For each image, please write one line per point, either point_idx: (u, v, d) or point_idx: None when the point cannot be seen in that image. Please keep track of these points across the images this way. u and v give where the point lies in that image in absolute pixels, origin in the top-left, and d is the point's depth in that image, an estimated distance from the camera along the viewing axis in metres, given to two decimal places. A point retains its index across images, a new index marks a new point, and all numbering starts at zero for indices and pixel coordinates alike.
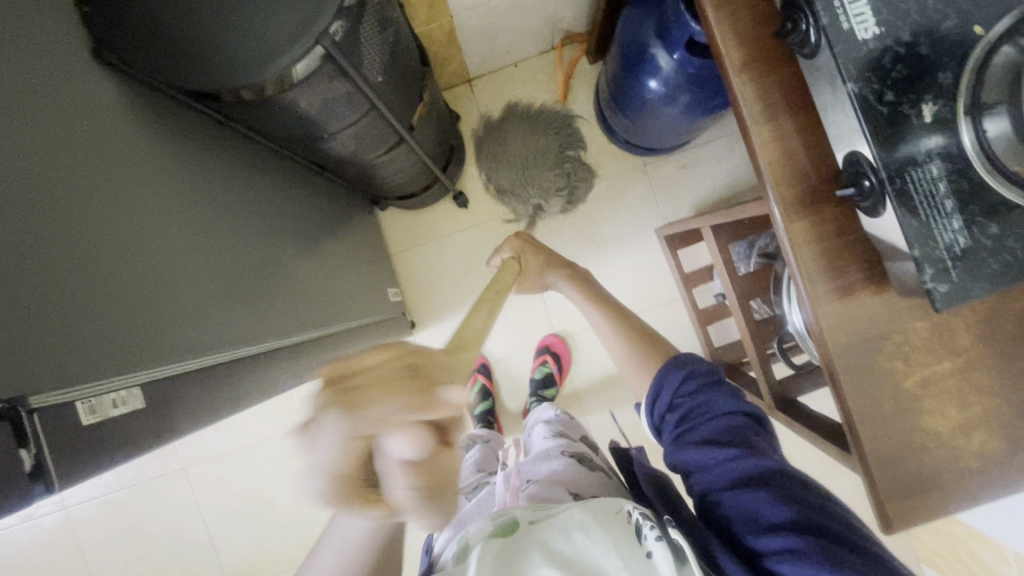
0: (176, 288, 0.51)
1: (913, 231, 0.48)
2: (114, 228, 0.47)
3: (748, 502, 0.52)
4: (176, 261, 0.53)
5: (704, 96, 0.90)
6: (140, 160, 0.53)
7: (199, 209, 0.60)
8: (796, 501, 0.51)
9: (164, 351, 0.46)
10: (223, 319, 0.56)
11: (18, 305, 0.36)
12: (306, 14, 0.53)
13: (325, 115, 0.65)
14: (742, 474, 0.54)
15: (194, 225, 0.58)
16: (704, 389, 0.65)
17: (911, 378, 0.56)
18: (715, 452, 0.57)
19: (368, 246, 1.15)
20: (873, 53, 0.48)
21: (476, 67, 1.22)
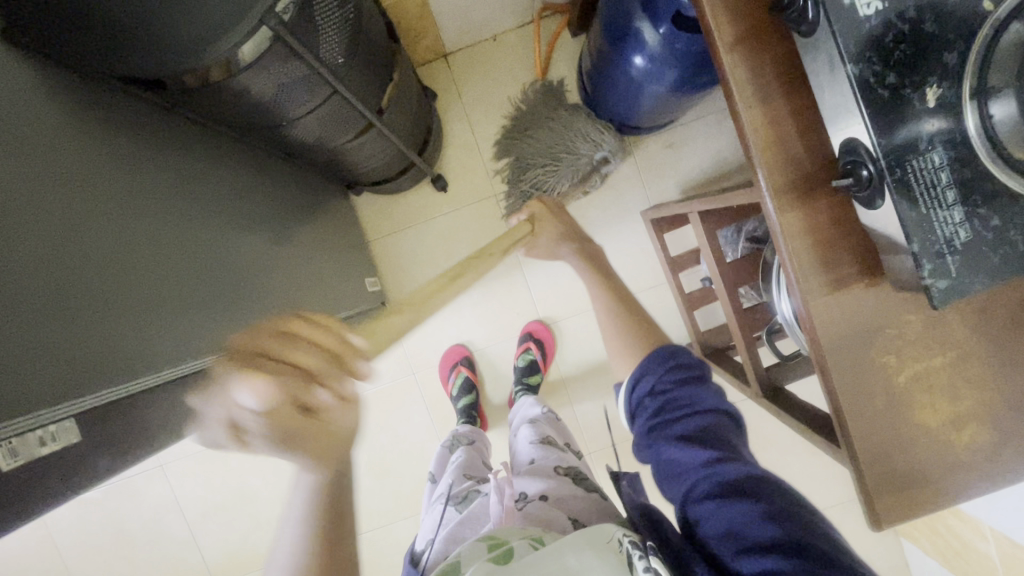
0: (114, 298, 0.48)
1: (912, 224, 0.46)
2: (34, 236, 0.43)
3: (732, 512, 0.51)
4: (118, 267, 0.49)
5: (691, 72, 0.86)
6: (70, 157, 0.49)
7: (143, 210, 0.55)
8: (783, 517, 0.49)
9: (86, 375, 0.43)
10: (163, 334, 0.52)
11: None
12: None
13: (282, 100, 0.60)
14: (725, 481, 0.53)
15: (137, 227, 0.53)
16: (687, 383, 0.64)
17: (903, 372, 0.54)
18: (695, 451, 0.57)
19: (342, 234, 1.10)
20: (875, 30, 0.44)
21: (452, 41, 1.15)
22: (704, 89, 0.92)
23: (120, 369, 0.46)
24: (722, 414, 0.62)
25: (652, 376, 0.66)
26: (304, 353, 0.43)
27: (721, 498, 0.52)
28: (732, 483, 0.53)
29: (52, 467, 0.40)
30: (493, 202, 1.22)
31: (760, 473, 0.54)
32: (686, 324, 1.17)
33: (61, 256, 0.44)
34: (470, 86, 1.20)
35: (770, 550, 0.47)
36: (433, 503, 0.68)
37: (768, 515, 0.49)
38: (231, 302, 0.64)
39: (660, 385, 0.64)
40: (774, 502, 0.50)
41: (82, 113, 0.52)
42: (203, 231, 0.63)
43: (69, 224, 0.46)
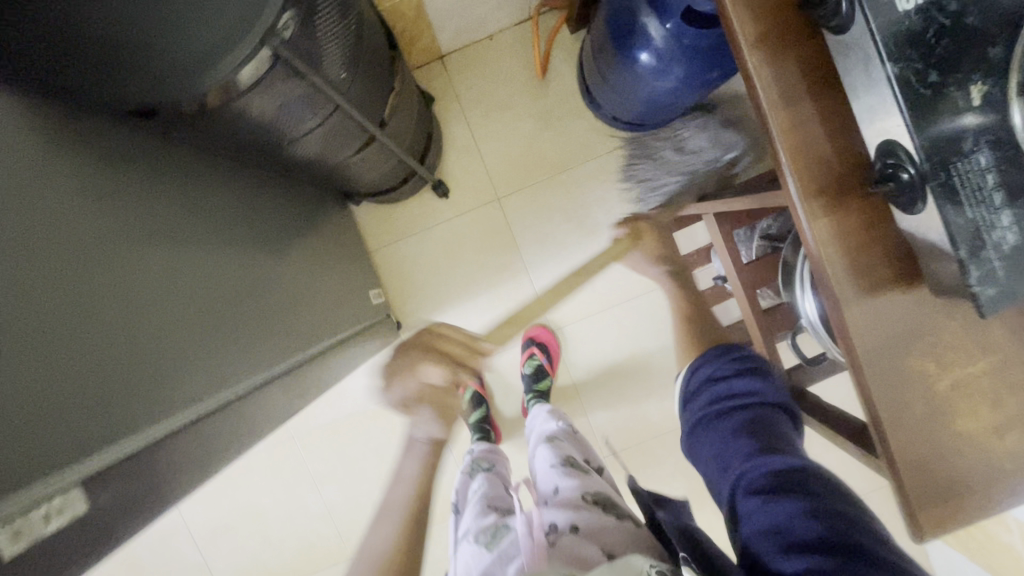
0: (101, 351, 0.44)
1: (958, 229, 0.43)
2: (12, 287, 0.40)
3: (778, 509, 0.49)
4: (108, 312, 0.46)
5: (699, 69, 0.83)
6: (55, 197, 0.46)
7: (134, 247, 0.52)
8: (828, 515, 0.46)
9: (75, 441, 0.40)
10: (156, 384, 0.48)
11: None
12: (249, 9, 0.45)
13: (284, 121, 0.57)
14: (771, 469, 0.52)
15: (130, 267, 0.51)
16: (746, 375, 0.66)
17: (944, 379, 0.52)
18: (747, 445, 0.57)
19: (343, 247, 1.07)
20: (914, 26, 0.42)
21: (447, 42, 1.12)
22: (712, 84, 0.90)
23: (115, 429, 0.43)
24: (777, 407, 0.63)
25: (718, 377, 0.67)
26: (450, 343, 0.69)
27: (768, 494, 0.50)
28: (781, 477, 0.51)
29: (55, 531, 0.37)
30: (496, 207, 1.19)
31: (802, 464, 0.53)
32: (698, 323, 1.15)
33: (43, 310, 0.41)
34: (468, 88, 1.17)
35: (813, 544, 0.44)
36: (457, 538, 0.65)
37: (814, 512, 0.47)
38: (231, 338, 0.61)
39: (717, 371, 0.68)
40: (820, 499, 0.48)
41: (69, 149, 0.49)
42: (200, 263, 0.61)
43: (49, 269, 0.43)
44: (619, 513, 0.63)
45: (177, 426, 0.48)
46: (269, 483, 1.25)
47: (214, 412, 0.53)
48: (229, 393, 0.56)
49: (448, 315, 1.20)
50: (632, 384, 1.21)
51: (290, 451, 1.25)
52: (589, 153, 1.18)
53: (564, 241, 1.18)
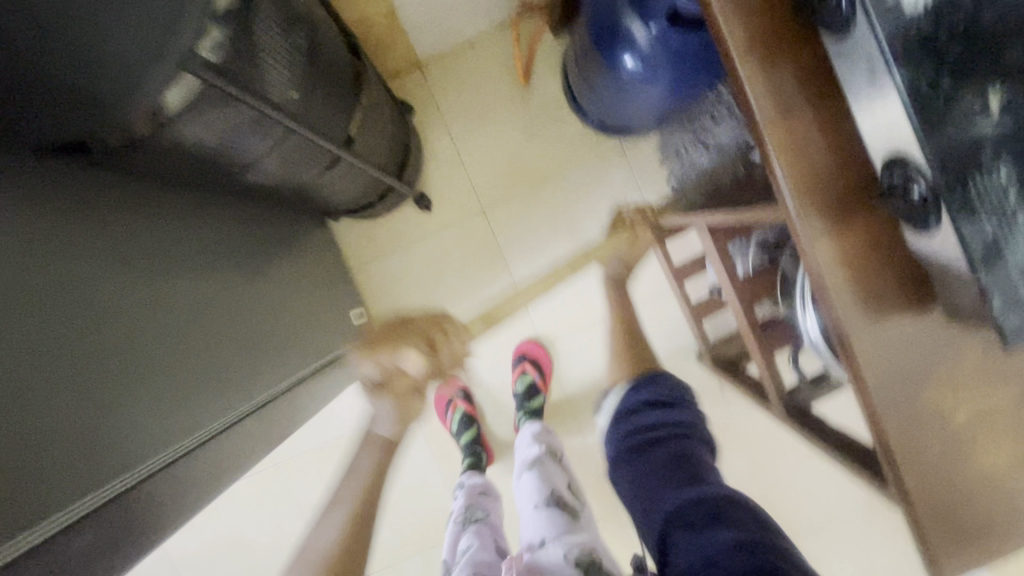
0: (23, 413, 0.40)
1: (979, 251, 0.39)
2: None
3: (705, 547, 0.51)
4: (34, 366, 0.41)
5: (686, 74, 0.79)
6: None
7: (69, 289, 0.47)
8: (753, 547, 0.49)
9: None
10: (85, 448, 0.44)
11: None
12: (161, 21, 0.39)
13: (230, 147, 0.52)
14: (697, 503, 0.57)
15: (65, 310, 0.46)
16: (673, 412, 0.73)
17: (962, 411, 0.48)
18: (672, 478, 0.63)
19: (321, 266, 1.02)
20: (924, 27, 0.37)
21: (425, 49, 1.07)
22: (702, 89, 0.85)
23: (28, 509, 0.38)
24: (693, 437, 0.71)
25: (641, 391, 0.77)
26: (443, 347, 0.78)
27: (700, 526, 0.54)
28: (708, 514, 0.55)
29: None
30: (482, 219, 1.14)
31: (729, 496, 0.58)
32: (694, 335, 1.10)
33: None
34: (448, 96, 1.12)
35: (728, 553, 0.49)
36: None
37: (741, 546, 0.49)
38: (187, 383, 0.56)
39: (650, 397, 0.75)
40: (752, 530, 0.52)
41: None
42: (154, 299, 0.56)
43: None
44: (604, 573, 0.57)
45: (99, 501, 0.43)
46: (254, 512, 1.20)
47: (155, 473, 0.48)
48: (174, 451, 0.51)
49: None
50: None
51: (274, 478, 1.20)
52: (577, 161, 1.13)
53: (553, 252, 1.14)
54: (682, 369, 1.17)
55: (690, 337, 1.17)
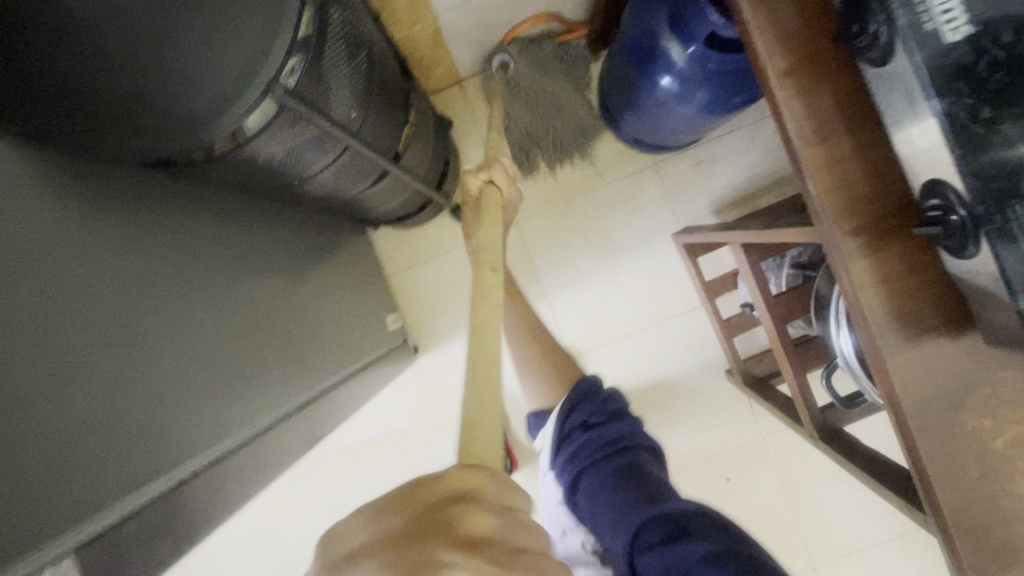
0: (124, 395, 0.44)
1: (1020, 276, 0.39)
2: (25, 338, 0.39)
3: (676, 560, 0.44)
4: (122, 359, 0.45)
5: (724, 94, 0.80)
6: (65, 244, 0.46)
7: (148, 289, 0.52)
8: (727, 559, 0.43)
9: (93, 489, 0.39)
10: (179, 421, 0.48)
11: None
12: (252, 58, 0.43)
13: (294, 161, 0.56)
14: (659, 515, 0.48)
15: (147, 310, 0.50)
16: (614, 420, 0.62)
17: (1002, 437, 0.48)
18: (626, 491, 0.52)
19: (360, 272, 1.07)
20: (965, 59, 0.38)
21: (466, 67, 1.12)
22: (738, 108, 0.87)
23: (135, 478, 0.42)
24: (645, 446, 0.60)
25: (584, 405, 0.64)
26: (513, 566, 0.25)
27: (661, 544, 0.46)
28: (674, 523, 0.47)
29: None
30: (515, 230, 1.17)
31: (695, 509, 0.49)
32: (724, 351, 1.10)
33: (52, 360, 0.40)
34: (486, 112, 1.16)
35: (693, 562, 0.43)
36: None
37: (712, 558, 0.43)
38: (248, 374, 0.60)
39: (590, 414, 0.63)
40: (720, 540, 0.45)
41: (69, 197, 0.48)
42: (217, 299, 0.60)
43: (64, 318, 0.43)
44: None
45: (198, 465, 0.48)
46: (282, 508, 1.24)
47: (239, 449, 0.53)
48: (249, 430, 0.56)
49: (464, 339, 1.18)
50: (655, 413, 1.17)
51: (304, 476, 1.23)
52: (610, 177, 1.15)
53: (584, 265, 1.16)
54: (711, 385, 1.17)
55: (719, 353, 1.16)
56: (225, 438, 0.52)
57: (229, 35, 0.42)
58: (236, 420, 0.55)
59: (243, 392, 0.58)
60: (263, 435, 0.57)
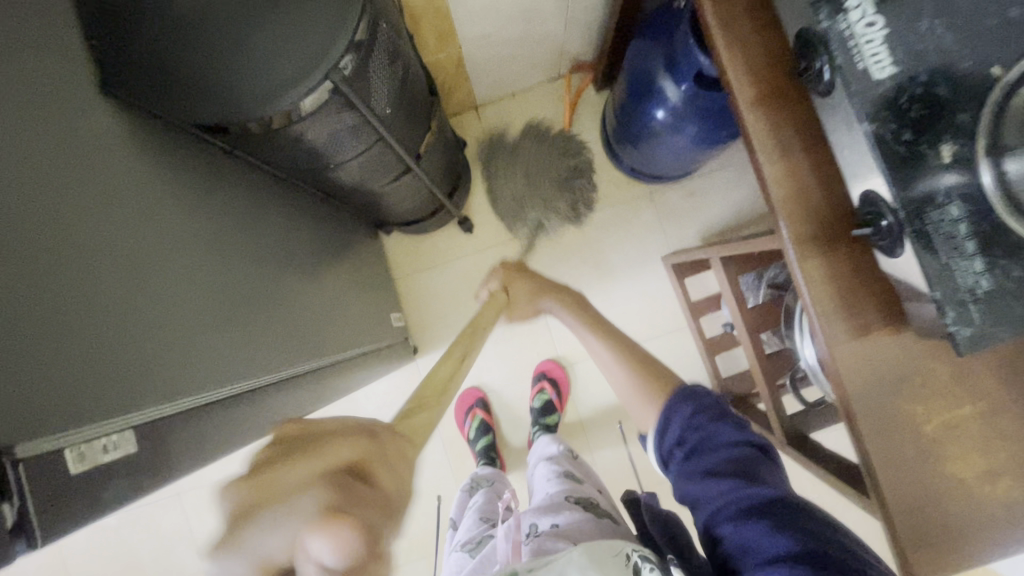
0: (173, 319, 0.48)
1: (933, 271, 0.47)
2: (105, 249, 0.43)
3: (751, 533, 0.52)
4: (156, 286, 0.47)
5: (712, 127, 0.90)
6: (118, 174, 0.48)
7: (181, 234, 0.54)
8: (799, 534, 0.50)
9: (155, 383, 0.42)
10: (220, 351, 0.52)
11: (25, 329, 0.35)
12: (320, 41, 0.50)
13: (332, 147, 0.64)
14: (747, 503, 0.54)
15: (186, 251, 0.54)
16: (712, 421, 0.63)
17: (932, 421, 0.54)
18: (718, 484, 0.57)
19: (370, 271, 1.14)
20: (889, 92, 0.47)
21: (483, 95, 1.23)
22: (725, 143, 0.97)
23: (189, 386, 0.46)
24: (749, 445, 0.60)
25: (679, 408, 0.65)
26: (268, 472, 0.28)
27: (739, 519, 0.53)
28: (758, 509, 0.53)
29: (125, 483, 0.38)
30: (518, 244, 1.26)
31: (783, 496, 0.54)
32: (707, 369, 1.17)
33: (126, 274, 0.45)
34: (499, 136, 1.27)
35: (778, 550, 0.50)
36: (452, 552, 0.69)
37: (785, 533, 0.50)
38: (277, 330, 0.65)
39: (685, 427, 0.63)
40: (797, 522, 0.51)
41: (148, 149, 0.54)
42: (250, 261, 0.65)
43: (84, 232, 0.42)
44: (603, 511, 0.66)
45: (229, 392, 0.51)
46: None
47: (262, 389, 0.57)
48: (275, 375, 0.60)
49: None
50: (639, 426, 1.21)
51: None
52: (608, 201, 1.25)
53: (580, 281, 1.24)
54: None
55: (702, 373, 1.23)
56: (255, 376, 0.56)
57: (305, 17, 0.50)
58: (268, 363, 0.59)
59: (275, 343, 0.63)
60: (285, 381, 0.62)
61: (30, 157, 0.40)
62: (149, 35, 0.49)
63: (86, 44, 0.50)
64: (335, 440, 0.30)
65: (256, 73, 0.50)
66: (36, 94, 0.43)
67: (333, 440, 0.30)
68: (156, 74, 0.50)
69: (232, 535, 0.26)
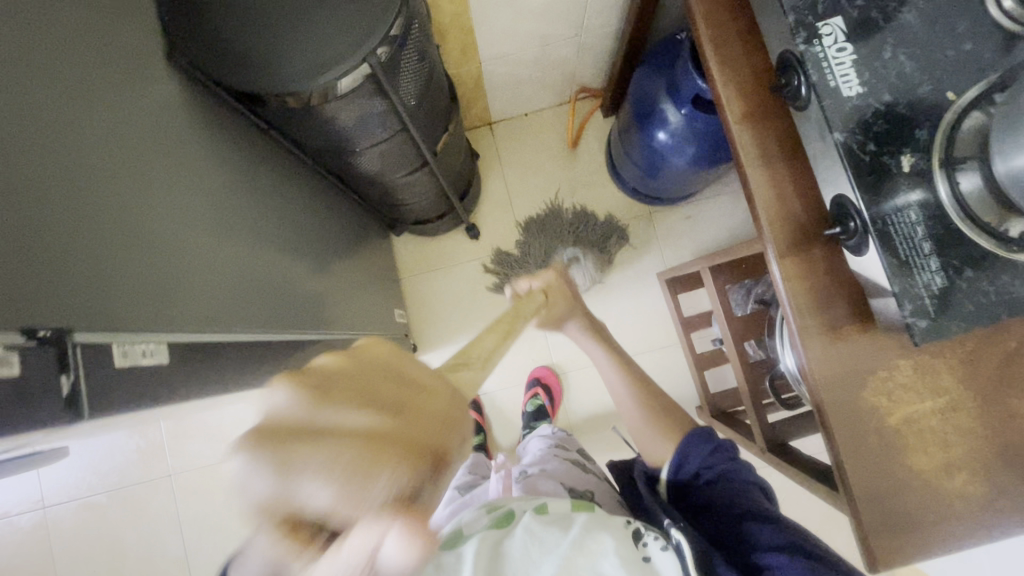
0: (204, 262, 0.52)
1: (892, 267, 0.52)
2: (151, 189, 0.49)
3: (755, 530, 0.54)
4: (190, 230, 0.52)
5: (708, 149, 0.97)
6: (172, 130, 0.54)
7: (219, 191, 0.60)
8: (795, 534, 0.53)
9: (182, 311, 0.47)
10: (241, 299, 0.57)
11: (85, 238, 0.39)
12: (361, 32, 0.57)
13: (362, 131, 0.70)
14: (754, 511, 0.57)
15: (222, 207, 0.59)
16: (727, 461, 0.63)
17: (895, 414, 0.58)
18: (729, 499, 0.59)
19: (380, 267, 1.20)
20: (857, 107, 0.54)
21: (498, 112, 1.31)
22: (721, 165, 1.03)
23: (209, 322, 0.50)
24: (756, 485, 0.63)
25: (697, 447, 0.64)
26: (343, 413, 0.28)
27: (748, 520, 0.56)
28: (762, 514, 0.56)
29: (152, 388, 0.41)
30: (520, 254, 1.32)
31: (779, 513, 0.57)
32: (695, 384, 1.20)
33: (167, 214, 0.50)
34: (510, 152, 1.35)
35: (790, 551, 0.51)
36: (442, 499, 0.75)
37: (783, 531, 0.54)
38: (292, 296, 0.69)
39: (702, 464, 0.63)
40: (794, 527, 0.54)
41: (201, 113, 0.60)
42: (275, 229, 0.71)
43: (110, 156, 0.45)
44: (588, 476, 0.71)
45: (243, 336, 0.55)
46: None
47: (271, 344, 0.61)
48: (285, 333, 0.64)
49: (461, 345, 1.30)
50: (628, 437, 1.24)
51: None
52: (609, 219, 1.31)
53: None
54: None
55: (692, 388, 1.26)
56: (266, 331, 0.60)
57: (350, 12, 0.57)
58: (280, 322, 0.64)
59: (289, 306, 0.68)
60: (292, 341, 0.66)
61: (101, 100, 0.46)
62: (218, 19, 0.57)
63: (159, 20, 0.58)
64: (426, 399, 0.32)
65: (301, 54, 0.57)
66: (110, 50, 0.50)
67: (427, 401, 0.32)
68: (215, 48, 0.57)
69: (290, 453, 0.25)
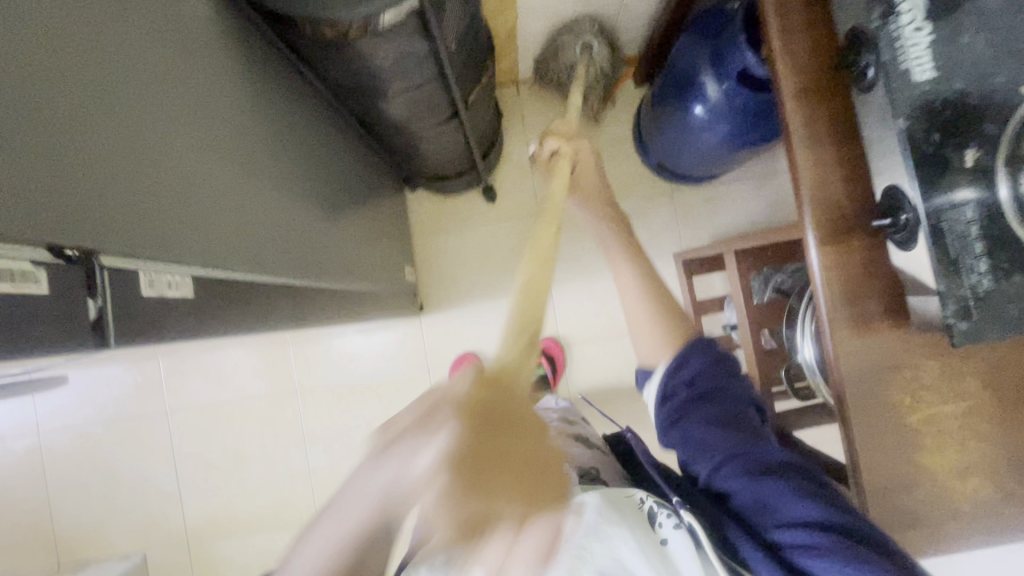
0: (230, 194, 0.49)
1: (940, 265, 0.51)
2: (182, 107, 0.45)
3: (767, 490, 0.54)
4: (220, 157, 0.49)
5: (744, 128, 0.94)
6: (199, 46, 0.50)
7: (245, 119, 0.56)
8: (818, 498, 0.53)
9: (212, 242, 0.44)
10: (265, 238, 0.54)
11: (123, 149, 0.36)
12: None
13: (399, 73, 0.67)
14: (761, 463, 0.56)
15: (248, 136, 0.56)
16: (725, 375, 0.64)
17: (916, 414, 0.58)
18: (726, 434, 0.59)
19: (394, 221, 1.17)
20: (927, 93, 0.50)
21: (527, 70, 1.26)
22: (755, 147, 1.00)
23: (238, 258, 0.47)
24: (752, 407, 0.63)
25: (698, 359, 0.64)
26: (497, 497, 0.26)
27: (753, 476, 0.55)
28: (768, 466, 0.56)
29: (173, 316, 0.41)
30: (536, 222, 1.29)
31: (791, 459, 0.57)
32: None
33: (196, 137, 0.46)
34: (536, 113, 1.30)
35: (808, 526, 0.51)
36: None
37: (802, 495, 0.53)
38: (308, 240, 0.67)
39: (699, 375, 0.63)
40: (813, 484, 0.54)
41: (227, 32, 0.56)
42: (295, 167, 0.67)
43: (135, 60, 0.40)
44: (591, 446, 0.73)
45: (265, 277, 0.52)
46: (258, 430, 1.32)
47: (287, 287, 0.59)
48: (304, 277, 0.62)
49: (468, 308, 1.29)
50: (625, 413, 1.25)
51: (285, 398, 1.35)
52: (630, 194, 1.28)
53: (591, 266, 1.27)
54: None
55: None
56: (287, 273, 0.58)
57: None
58: (299, 265, 0.61)
59: (307, 250, 0.65)
60: (309, 286, 0.64)
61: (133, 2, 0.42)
62: None
63: None
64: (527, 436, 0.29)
65: None
66: None
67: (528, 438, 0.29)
68: None
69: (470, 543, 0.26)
